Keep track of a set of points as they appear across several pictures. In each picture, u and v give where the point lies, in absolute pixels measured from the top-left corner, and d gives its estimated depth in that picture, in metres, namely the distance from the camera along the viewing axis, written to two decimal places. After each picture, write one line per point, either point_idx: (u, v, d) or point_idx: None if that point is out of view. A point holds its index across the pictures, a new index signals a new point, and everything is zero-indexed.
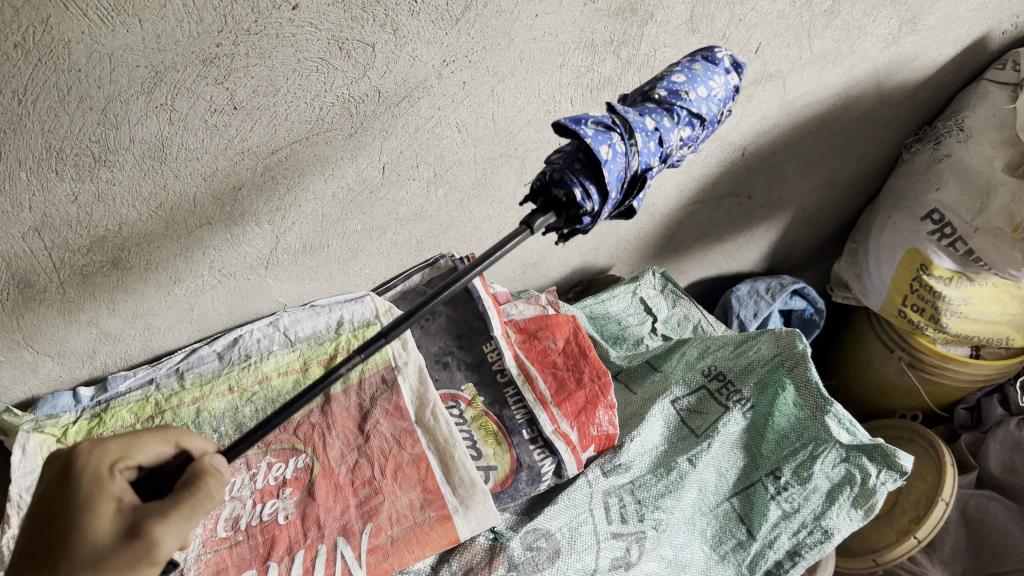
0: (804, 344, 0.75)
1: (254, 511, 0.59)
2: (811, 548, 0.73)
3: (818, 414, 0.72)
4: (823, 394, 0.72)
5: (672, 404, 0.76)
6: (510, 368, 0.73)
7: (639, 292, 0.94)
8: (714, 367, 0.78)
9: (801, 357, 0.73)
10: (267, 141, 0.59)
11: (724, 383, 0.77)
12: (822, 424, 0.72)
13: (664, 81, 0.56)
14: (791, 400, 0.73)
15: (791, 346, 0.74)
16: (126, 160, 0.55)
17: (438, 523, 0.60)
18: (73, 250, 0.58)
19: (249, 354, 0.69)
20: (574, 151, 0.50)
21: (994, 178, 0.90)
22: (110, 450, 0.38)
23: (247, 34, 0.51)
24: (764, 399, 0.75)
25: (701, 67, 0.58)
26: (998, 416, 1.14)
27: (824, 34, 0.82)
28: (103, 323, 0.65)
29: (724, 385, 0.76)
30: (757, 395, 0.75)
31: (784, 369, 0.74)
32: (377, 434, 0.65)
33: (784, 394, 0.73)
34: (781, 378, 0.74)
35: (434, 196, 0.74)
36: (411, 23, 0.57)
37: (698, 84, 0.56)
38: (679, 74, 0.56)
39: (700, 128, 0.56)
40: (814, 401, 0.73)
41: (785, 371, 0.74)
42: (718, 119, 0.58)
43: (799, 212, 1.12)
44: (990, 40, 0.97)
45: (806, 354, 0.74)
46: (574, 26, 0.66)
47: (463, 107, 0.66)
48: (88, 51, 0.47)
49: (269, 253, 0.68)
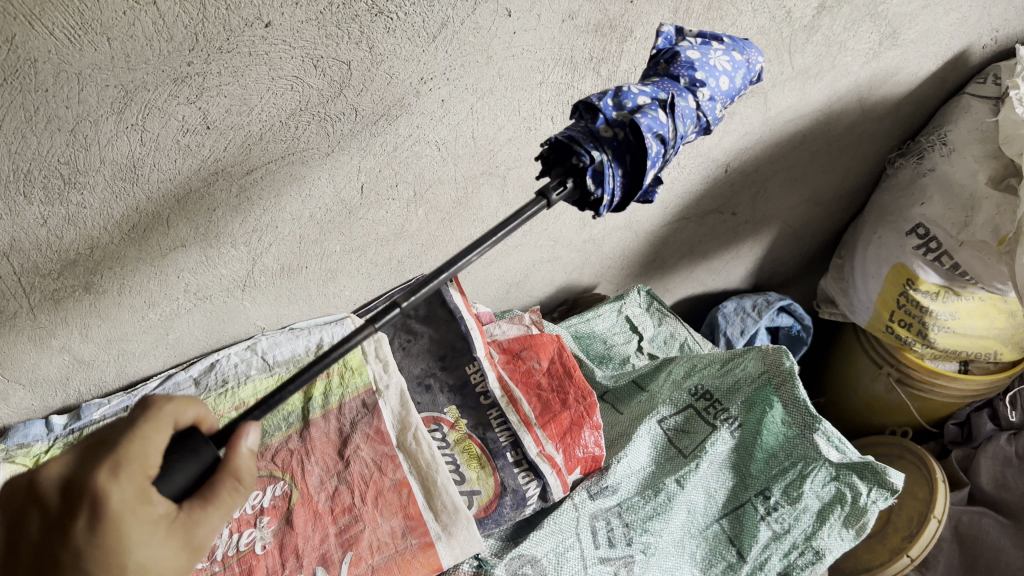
0: (791, 360, 0.73)
1: (231, 541, 0.58)
2: (802, 569, 0.71)
3: (806, 432, 0.71)
4: (811, 411, 0.71)
5: (659, 424, 0.75)
6: (493, 390, 0.72)
7: (624, 309, 0.93)
8: (701, 386, 0.77)
9: (788, 373, 0.72)
10: (242, 160, 0.58)
11: (711, 402, 0.75)
12: (811, 442, 0.70)
13: (712, 81, 0.53)
14: (779, 418, 0.72)
15: (777, 363, 0.73)
16: (96, 181, 0.53)
17: (419, 550, 0.58)
18: (42, 275, 0.56)
19: (226, 379, 0.68)
20: (625, 146, 0.47)
21: (978, 192, 0.89)
22: (128, 473, 0.34)
23: (219, 52, 0.50)
24: (751, 417, 0.73)
25: (738, 74, 0.55)
26: (988, 431, 1.13)
27: (805, 49, 0.82)
28: (76, 349, 0.63)
29: (711, 404, 0.75)
30: (745, 412, 0.74)
31: (771, 386, 0.73)
32: (357, 460, 0.64)
33: (772, 412, 0.72)
34: (768, 396, 0.73)
35: (415, 216, 0.72)
36: (387, 40, 0.56)
37: (727, 77, 0.54)
38: (723, 78, 0.54)
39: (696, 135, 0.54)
40: (802, 419, 0.71)
41: (771, 389, 0.73)
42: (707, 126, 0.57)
43: (783, 228, 1.12)
44: (970, 54, 0.97)
45: (794, 370, 0.72)
46: (553, 43, 0.65)
47: (442, 124, 0.66)
48: (55, 71, 0.46)
49: (246, 275, 0.67)
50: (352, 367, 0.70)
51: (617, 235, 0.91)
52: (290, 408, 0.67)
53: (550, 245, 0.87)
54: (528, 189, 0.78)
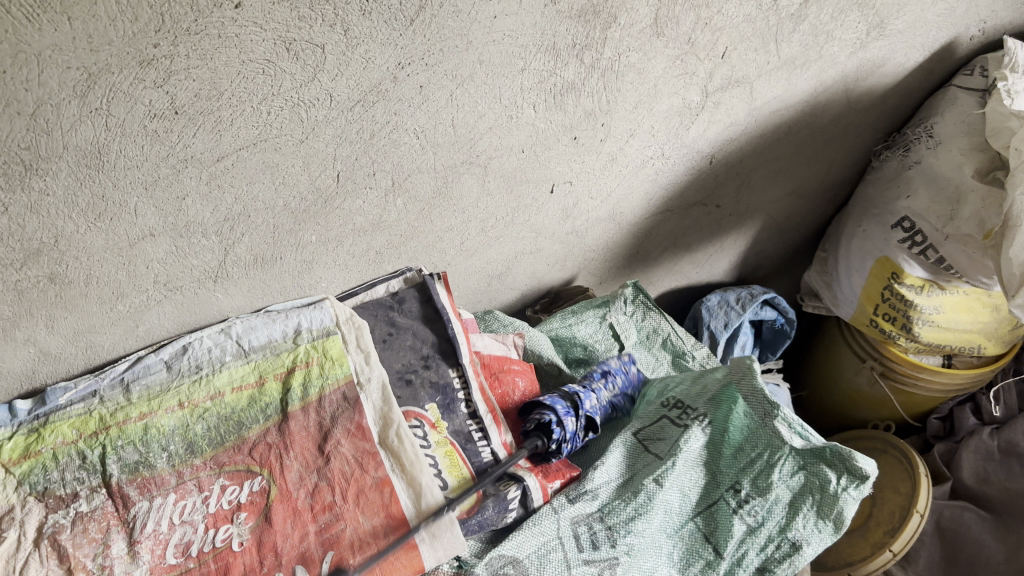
0: (752, 359, 0.75)
1: (207, 537, 0.56)
2: (780, 563, 0.69)
3: (768, 419, 0.71)
4: (770, 399, 0.71)
5: (631, 433, 0.75)
6: (477, 402, 0.72)
7: (609, 316, 0.90)
8: (671, 398, 0.77)
9: (748, 369, 0.74)
10: (212, 147, 0.56)
11: (682, 410, 0.75)
12: (775, 430, 0.70)
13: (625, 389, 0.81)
14: (743, 412, 0.72)
15: (738, 362, 0.75)
16: (60, 168, 0.51)
17: (401, 551, 0.57)
18: (4, 265, 0.54)
19: (199, 365, 0.66)
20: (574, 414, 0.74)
21: (964, 184, 0.88)
22: None
23: (187, 34, 0.48)
24: (718, 415, 0.73)
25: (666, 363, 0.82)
26: (970, 426, 1.15)
27: (792, 38, 0.81)
28: (41, 342, 0.61)
29: (681, 411, 0.75)
30: (712, 410, 0.74)
31: (734, 384, 0.74)
32: (338, 456, 0.62)
33: (736, 408, 0.73)
34: (733, 394, 0.74)
35: (393, 206, 0.71)
36: (363, 23, 0.54)
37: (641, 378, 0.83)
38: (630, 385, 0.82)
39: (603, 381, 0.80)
40: (763, 407, 0.72)
41: (735, 387, 0.74)
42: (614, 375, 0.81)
43: (768, 221, 1.11)
44: (957, 46, 0.96)
45: (754, 365, 0.74)
46: (535, 28, 0.63)
47: (421, 112, 0.64)
48: (12, 51, 0.44)
49: (217, 266, 0.65)
50: (332, 356, 0.68)
51: (600, 227, 0.90)
52: (268, 399, 0.65)
53: (532, 237, 0.85)
54: (509, 180, 0.76)
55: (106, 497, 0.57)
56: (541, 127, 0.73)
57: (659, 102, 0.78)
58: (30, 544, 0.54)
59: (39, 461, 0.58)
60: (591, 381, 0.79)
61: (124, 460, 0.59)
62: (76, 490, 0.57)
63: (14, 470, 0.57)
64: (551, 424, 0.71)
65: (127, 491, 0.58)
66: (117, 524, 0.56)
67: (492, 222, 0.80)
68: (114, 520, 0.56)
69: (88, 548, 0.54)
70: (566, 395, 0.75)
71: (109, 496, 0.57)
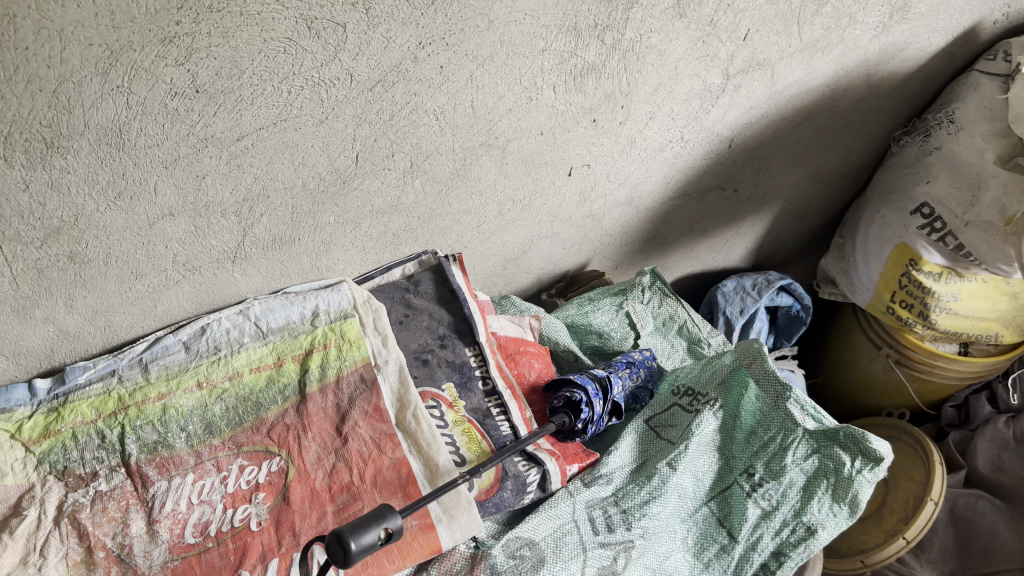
0: (761, 344, 0.75)
1: (225, 516, 0.56)
2: (795, 547, 0.68)
3: (780, 402, 0.71)
4: (781, 381, 0.72)
5: (643, 420, 0.75)
6: (496, 378, 0.73)
7: (626, 305, 0.90)
8: (682, 386, 0.77)
9: (758, 353, 0.74)
10: (232, 127, 0.56)
11: (693, 397, 0.75)
12: (786, 413, 0.71)
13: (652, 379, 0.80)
14: (754, 396, 0.73)
15: (748, 347, 0.76)
16: (80, 146, 0.51)
17: (419, 532, 0.57)
18: (26, 243, 0.54)
19: (218, 346, 0.66)
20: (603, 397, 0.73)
21: (985, 170, 0.87)
22: None
23: (209, 12, 0.48)
24: (730, 399, 0.74)
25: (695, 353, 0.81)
26: (986, 414, 1.14)
27: (814, 21, 0.80)
28: (60, 321, 0.61)
29: (692, 398, 0.75)
30: (723, 395, 0.74)
31: (745, 369, 0.74)
32: (355, 437, 0.62)
33: (748, 392, 0.73)
34: (744, 378, 0.74)
35: (411, 187, 0.70)
36: (385, 2, 0.54)
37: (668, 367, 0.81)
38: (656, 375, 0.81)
39: (632, 368, 0.78)
40: (774, 390, 0.72)
41: (745, 371, 0.75)
42: (644, 363, 0.80)
43: (785, 207, 1.10)
44: (980, 31, 0.95)
45: (764, 350, 0.74)
46: (556, 9, 0.63)
47: (441, 92, 0.63)
48: (35, 28, 0.44)
49: (236, 246, 0.65)
50: (350, 340, 0.68)
51: (617, 211, 0.89)
52: (286, 380, 0.65)
53: (549, 220, 0.85)
54: (527, 162, 0.76)
55: (125, 477, 0.57)
56: (560, 110, 0.72)
57: (679, 84, 0.77)
58: (50, 522, 0.54)
59: (59, 440, 0.58)
60: (614, 368, 0.77)
61: (143, 440, 0.59)
62: (95, 470, 0.57)
63: (34, 448, 0.57)
64: (580, 404, 0.71)
65: (145, 470, 0.58)
66: (136, 503, 0.56)
67: (509, 204, 0.80)
68: (133, 499, 0.56)
69: (106, 527, 0.54)
70: (596, 376, 0.74)
71: (128, 475, 0.57)
